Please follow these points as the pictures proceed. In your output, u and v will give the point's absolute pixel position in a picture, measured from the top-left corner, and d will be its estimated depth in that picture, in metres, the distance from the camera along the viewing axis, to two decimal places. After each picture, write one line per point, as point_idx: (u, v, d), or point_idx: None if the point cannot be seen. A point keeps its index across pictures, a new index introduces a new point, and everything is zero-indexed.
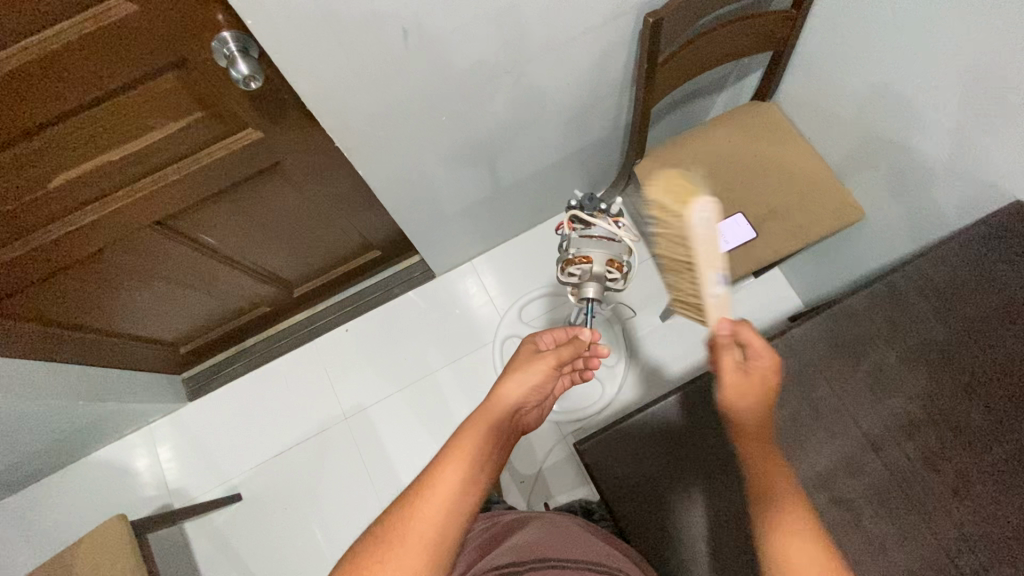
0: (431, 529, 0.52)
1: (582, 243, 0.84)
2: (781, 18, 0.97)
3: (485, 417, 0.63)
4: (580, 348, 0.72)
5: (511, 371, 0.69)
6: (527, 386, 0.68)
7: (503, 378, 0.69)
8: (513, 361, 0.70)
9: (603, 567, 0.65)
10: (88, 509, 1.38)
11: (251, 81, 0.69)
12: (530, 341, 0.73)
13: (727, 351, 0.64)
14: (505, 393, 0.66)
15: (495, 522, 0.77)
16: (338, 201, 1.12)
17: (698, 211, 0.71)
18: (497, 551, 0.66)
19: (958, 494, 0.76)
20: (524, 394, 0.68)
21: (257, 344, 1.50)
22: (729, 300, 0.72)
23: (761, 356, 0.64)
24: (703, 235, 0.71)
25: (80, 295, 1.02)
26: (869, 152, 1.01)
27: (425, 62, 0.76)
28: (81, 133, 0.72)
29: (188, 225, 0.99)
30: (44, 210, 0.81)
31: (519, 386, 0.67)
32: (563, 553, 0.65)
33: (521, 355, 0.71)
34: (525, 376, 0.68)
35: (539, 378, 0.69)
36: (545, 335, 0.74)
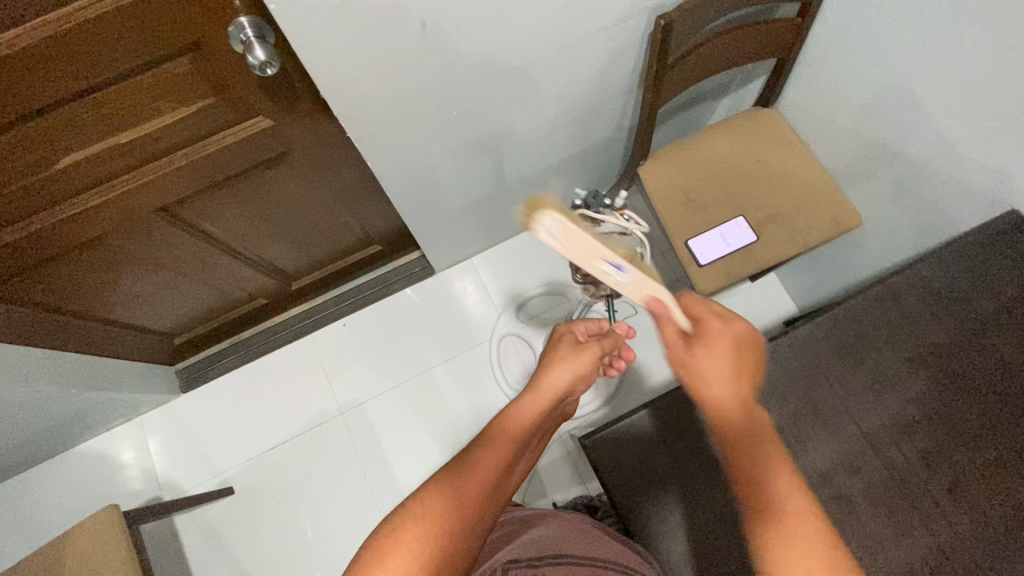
0: (464, 506, 0.52)
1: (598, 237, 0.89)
2: (787, 25, 0.99)
3: (521, 408, 0.66)
4: (619, 341, 0.77)
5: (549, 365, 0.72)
6: (570, 375, 0.71)
7: (549, 368, 0.72)
8: (554, 352, 0.74)
9: (615, 567, 0.67)
10: (74, 501, 1.36)
11: (268, 67, 0.69)
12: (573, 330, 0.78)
13: (669, 322, 0.61)
14: (549, 383, 0.69)
15: (504, 517, 0.78)
16: (342, 194, 1.12)
17: (545, 230, 0.55)
18: (510, 544, 0.67)
19: (953, 493, 0.78)
20: (566, 385, 0.70)
21: (253, 336, 1.49)
22: (644, 275, 0.58)
23: (711, 324, 0.60)
24: (566, 254, 0.56)
25: (80, 280, 1.01)
26: (870, 159, 1.03)
27: (441, 56, 0.77)
28: (91, 115, 0.72)
29: (194, 211, 0.98)
30: (47, 193, 0.80)
31: (561, 377, 0.71)
32: (576, 550, 0.67)
33: (561, 349, 0.75)
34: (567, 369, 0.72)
35: (579, 374, 0.72)
36: (582, 324, 0.78)
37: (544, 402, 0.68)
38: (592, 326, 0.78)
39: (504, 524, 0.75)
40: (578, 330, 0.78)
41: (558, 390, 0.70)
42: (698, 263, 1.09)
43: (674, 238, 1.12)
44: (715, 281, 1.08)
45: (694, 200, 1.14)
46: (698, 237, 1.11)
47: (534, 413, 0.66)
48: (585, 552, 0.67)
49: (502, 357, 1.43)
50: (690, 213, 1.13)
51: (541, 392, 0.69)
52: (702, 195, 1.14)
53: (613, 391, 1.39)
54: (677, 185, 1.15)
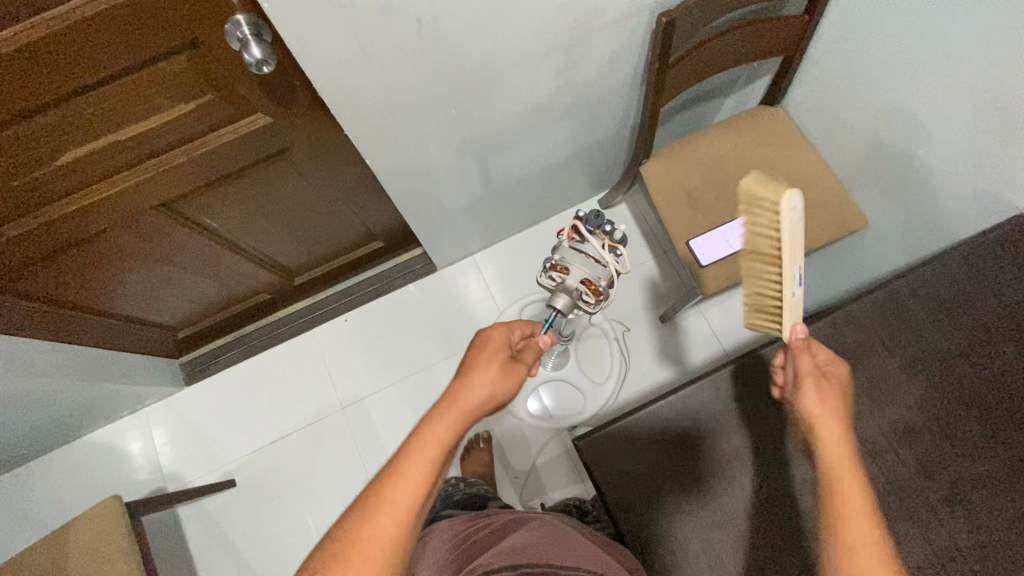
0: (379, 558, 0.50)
1: (568, 254, 0.80)
2: (793, 23, 0.97)
3: (429, 436, 0.56)
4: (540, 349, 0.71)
5: (468, 376, 0.62)
6: (490, 383, 0.62)
7: (467, 375, 0.62)
8: (472, 358, 0.64)
9: (592, 574, 0.64)
10: (81, 490, 1.38)
11: (264, 66, 0.69)
12: (496, 334, 0.67)
13: (804, 355, 0.69)
14: (465, 391, 0.60)
15: (490, 522, 0.77)
16: (343, 191, 1.12)
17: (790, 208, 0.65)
18: (489, 551, 0.65)
19: (950, 502, 0.77)
20: (485, 392, 0.62)
21: (255, 331, 1.50)
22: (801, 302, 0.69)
23: (836, 372, 0.69)
24: (794, 232, 0.66)
25: (82, 275, 1.02)
26: (876, 160, 1.01)
27: (439, 54, 0.76)
28: (90, 113, 0.72)
29: (193, 208, 0.98)
30: (50, 188, 0.81)
31: (479, 392, 0.61)
32: (555, 556, 0.64)
33: (483, 359, 0.64)
34: (487, 380, 0.62)
35: (502, 384, 0.63)
36: (517, 329, 0.70)
37: (457, 426, 0.58)
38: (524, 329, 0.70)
39: (485, 531, 0.74)
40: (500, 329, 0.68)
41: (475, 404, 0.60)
42: (700, 264, 1.08)
43: (675, 239, 1.12)
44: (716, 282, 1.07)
45: (695, 199, 1.13)
46: (700, 237, 1.09)
47: (445, 441, 0.56)
48: (562, 559, 0.64)
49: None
50: (692, 213, 1.12)
51: (455, 412, 0.58)
52: (703, 195, 1.13)
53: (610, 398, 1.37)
54: (679, 184, 1.14)
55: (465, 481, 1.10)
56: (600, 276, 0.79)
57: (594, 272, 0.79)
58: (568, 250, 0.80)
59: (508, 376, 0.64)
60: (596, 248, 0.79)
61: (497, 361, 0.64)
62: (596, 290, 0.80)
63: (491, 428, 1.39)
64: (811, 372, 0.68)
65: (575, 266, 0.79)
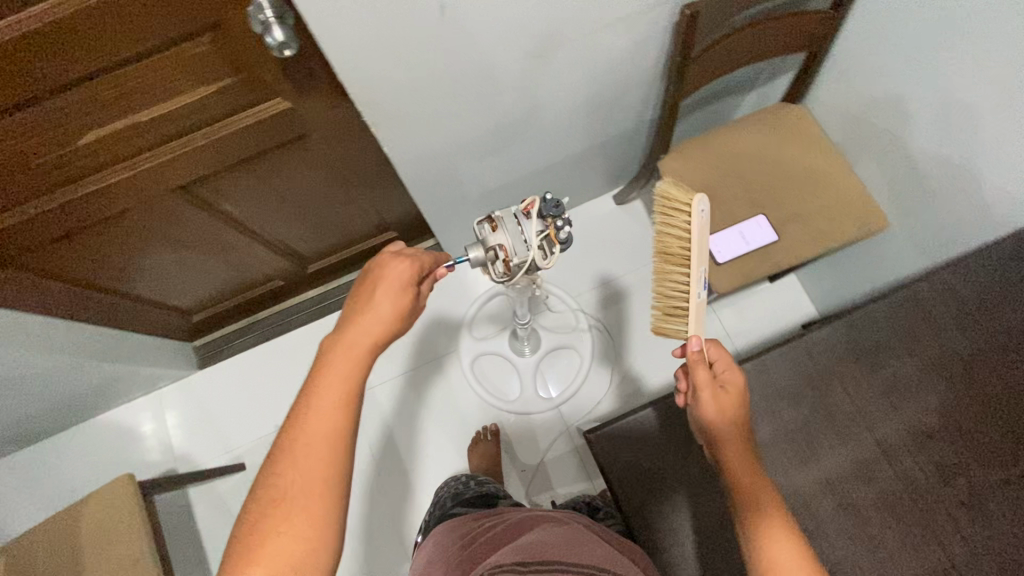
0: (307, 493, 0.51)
1: (507, 219, 0.70)
2: (820, 18, 0.95)
3: (332, 369, 0.56)
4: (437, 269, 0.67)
5: (361, 312, 0.60)
6: (386, 311, 0.60)
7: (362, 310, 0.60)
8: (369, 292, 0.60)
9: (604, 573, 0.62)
10: (95, 468, 1.41)
11: (285, 49, 0.68)
12: (382, 267, 0.62)
13: (701, 367, 0.70)
14: (363, 324, 0.58)
15: (500, 518, 0.77)
16: (359, 179, 1.13)
17: (700, 209, 0.76)
18: (498, 549, 0.66)
19: (968, 508, 0.75)
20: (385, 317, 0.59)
21: (269, 317, 1.51)
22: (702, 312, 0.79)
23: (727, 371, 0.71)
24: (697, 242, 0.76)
25: (101, 255, 1.03)
26: (901, 159, 0.99)
27: (460, 41, 0.76)
28: (113, 92, 0.72)
29: (211, 191, 0.99)
30: (71, 167, 0.82)
31: (377, 324, 0.59)
32: (561, 554, 0.63)
33: (374, 293, 0.60)
34: (384, 309, 0.60)
35: (401, 314, 0.61)
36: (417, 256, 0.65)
37: (360, 358, 0.57)
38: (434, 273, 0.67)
39: (496, 526, 0.74)
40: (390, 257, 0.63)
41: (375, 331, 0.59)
42: (717, 262, 1.06)
43: None
44: (732, 280, 1.06)
45: (714, 196, 1.11)
46: (717, 234, 1.08)
47: (349, 371, 0.56)
48: (569, 559, 0.62)
49: (474, 366, 1.41)
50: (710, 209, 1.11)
51: (357, 347, 0.57)
52: (722, 192, 1.11)
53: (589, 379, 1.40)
54: (697, 179, 1.13)
55: (475, 479, 1.08)
56: (518, 254, 0.69)
57: (510, 248, 0.69)
58: (507, 216, 0.70)
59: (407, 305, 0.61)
60: (530, 229, 0.69)
61: (389, 292, 0.61)
62: (507, 266, 0.70)
63: (499, 420, 1.39)
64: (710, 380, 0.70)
65: (502, 231, 0.70)
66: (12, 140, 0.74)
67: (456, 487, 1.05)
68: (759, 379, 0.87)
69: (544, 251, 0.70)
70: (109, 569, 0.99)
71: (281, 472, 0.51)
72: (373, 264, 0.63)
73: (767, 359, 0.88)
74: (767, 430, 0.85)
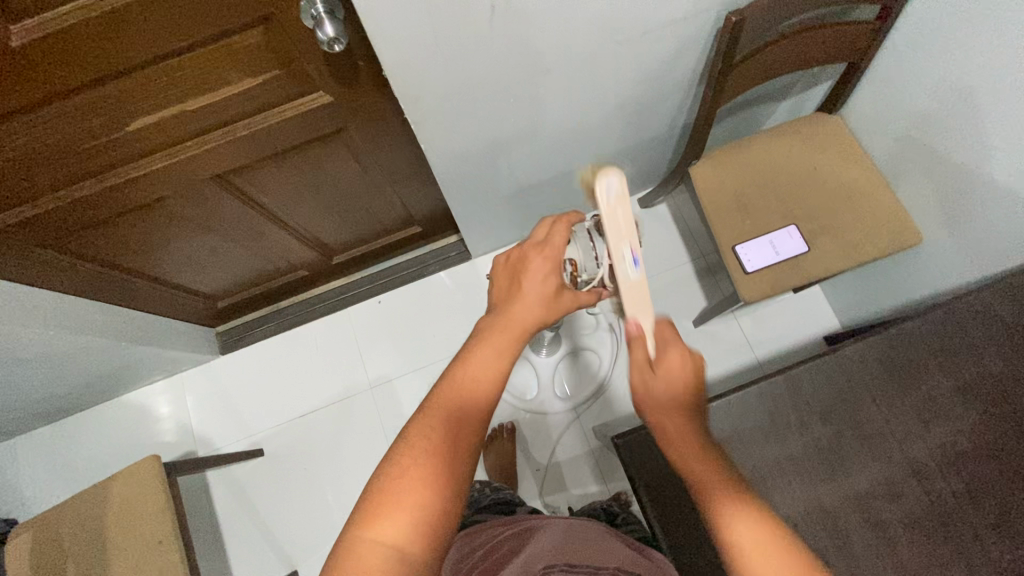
0: (449, 439, 0.54)
1: (580, 234, 0.71)
2: (864, 29, 0.94)
3: (489, 342, 0.60)
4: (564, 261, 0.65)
5: (516, 296, 0.63)
6: (542, 295, 0.63)
7: (521, 289, 0.64)
8: (530, 275, 0.64)
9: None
10: (116, 447, 1.43)
11: (335, 44, 0.68)
12: (539, 252, 0.65)
13: (640, 345, 0.58)
14: (525, 300, 0.63)
15: (522, 524, 0.76)
16: (390, 174, 1.14)
17: (606, 184, 0.54)
18: (516, 559, 0.64)
19: (998, 528, 0.76)
20: (541, 303, 0.63)
21: (290, 306, 1.52)
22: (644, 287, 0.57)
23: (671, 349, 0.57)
24: (608, 215, 0.55)
25: (135, 240, 1.05)
26: (940, 175, 0.98)
27: (505, 41, 0.76)
28: (163, 81, 0.73)
29: (248, 180, 1.00)
30: (115, 153, 0.83)
31: (531, 309, 0.63)
32: (582, 561, 0.62)
33: (529, 277, 0.64)
34: (537, 295, 0.63)
35: (550, 304, 0.64)
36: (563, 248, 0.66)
37: (513, 340, 0.61)
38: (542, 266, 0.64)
39: (513, 534, 0.73)
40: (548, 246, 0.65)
41: (531, 313, 0.62)
42: (744, 270, 1.06)
43: (722, 243, 1.10)
44: (760, 289, 1.06)
45: (744, 204, 1.11)
46: (747, 242, 1.08)
47: (503, 348, 0.60)
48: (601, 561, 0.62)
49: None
50: (740, 217, 1.10)
51: (510, 328, 0.61)
52: (753, 199, 1.11)
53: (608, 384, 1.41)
54: (729, 187, 1.12)
55: (491, 486, 1.08)
56: (587, 270, 0.70)
57: (580, 262, 0.70)
58: (580, 230, 0.71)
59: (556, 297, 0.64)
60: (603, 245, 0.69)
61: (543, 279, 0.64)
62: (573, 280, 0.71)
63: (516, 419, 1.40)
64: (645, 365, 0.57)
65: (574, 246, 0.70)
66: (63, 125, 0.75)
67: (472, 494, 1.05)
68: (791, 390, 0.88)
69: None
70: (135, 548, 1.01)
71: (433, 426, 0.54)
72: (528, 250, 0.66)
73: (798, 373, 0.88)
74: (798, 444, 0.85)
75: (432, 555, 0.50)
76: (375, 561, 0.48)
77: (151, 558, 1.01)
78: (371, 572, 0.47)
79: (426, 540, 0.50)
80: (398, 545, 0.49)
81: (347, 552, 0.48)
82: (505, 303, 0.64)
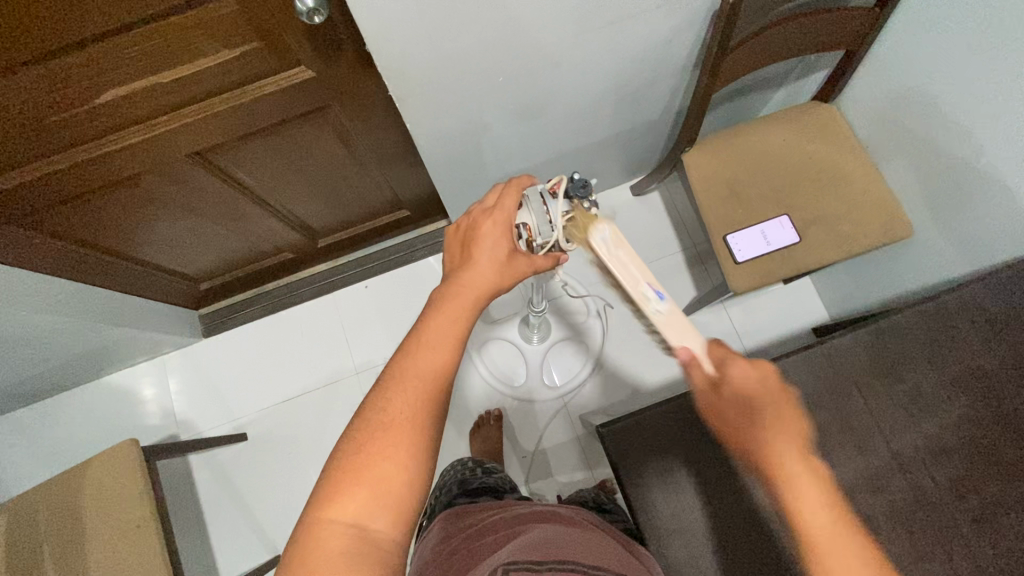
0: (404, 416, 0.53)
1: (533, 197, 0.65)
2: (862, 16, 0.92)
3: (441, 311, 0.58)
4: (509, 221, 0.63)
5: (468, 263, 0.62)
6: (493, 262, 0.61)
7: (472, 257, 0.62)
8: (478, 241, 0.62)
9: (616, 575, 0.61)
10: (96, 430, 1.41)
11: (315, 15, 0.66)
12: (487, 218, 0.63)
13: (696, 368, 0.61)
14: (475, 266, 0.61)
15: (505, 509, 0.75)
16: (376, 155, 1.11)
17: (600, 235, 0.63)
18: (502, 545, 0.62)
19: (978, 523, 0.76)
20: (491, 271, 0.61)
21: (275, 289, 1.50)
22: None
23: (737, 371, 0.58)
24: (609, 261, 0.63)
25: (112, 218, 1.02)
26: (935, 166, 0.97)
27: (492, 17, 0.73)
28: (135, 51, 0.70)
29: (228, 158, 0.97)
30: (87, 127, 0.80)
31: (484, 276, 0.61)
32: (575, 556, 0.60)
33: (480, 246, 0.62)
34: (488, 261, 0.61)
35: (504, 269, 0.62)
36: (510, 213, 0.63)
37: (469, 307, 0.59)
38: (489, 230, 0.63)
39: (495, 519, 0.71)
40: (493, 211, 0.63)
41: (481, 281, 0.60)
42: (735, 260, 1.05)
43: (712, 231, 1.09)
44: (750, 280, 1.05)
45: (737, 193, 1.10)
46: (738, 232, 1.07)
47: (457, 315, 0.58)
48: (585, 558, 0.61)
49: (481, 353, 1.40)
50: (732, 207, 1.09)
51: (465, 296, 0.59)
52: (746, 188, 1.10)
53: (595, 372, 1.40)
54: (722, 175, 1.11)
55: (482, 466, 1.06)
56: (542, 234, 0.65)
57: (535, 227, 0.65)
58: (534, 194, 0.65)
59: (509, 261, 0.62)
60: (558, 210, 0.64)
61: (493, 245, 0.62)
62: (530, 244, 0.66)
63: (503, 406, 1.39)
64: (707, 386, 0.60)
65: (527, 210, 0.65)
66: (28, 95, 0.71)
67: (462, 475, 1.03)
68: None
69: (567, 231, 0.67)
70: (112, 533, 1.00)
71: (389, 400, 0.54)
72: (477, 217, 0.64)
73: (784, 365, 0.88)
74: None
75: (395, 532, 0.50)
76: (338, 539, 0.48)
77: (129, 543, 0.99)
78: (335, 552, 0.48)
79: (388, 516, 0.50)
80: (360, 522, 0.49)
81: (311, 533, 0.49)
82: (456, 271, 0.62)
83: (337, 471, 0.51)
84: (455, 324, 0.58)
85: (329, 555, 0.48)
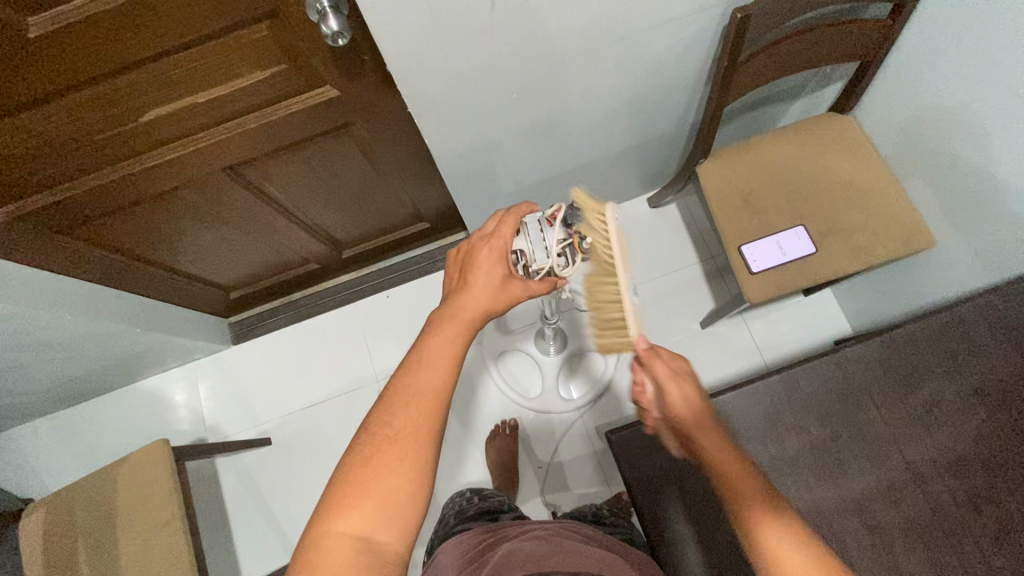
0: (405, 434, 0.55)
1: (532, 224, 0.69)
2: (874, 27, 0.93)
3: (439, 332, 0.60)
4: (501, 246, 0.66)
5: (464, 287, 0.64)
6: (485, 287, 0.63)
7: (467, 283, 0.64)
8: (472, 268, 0.65)
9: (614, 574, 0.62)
10: (130, 433, 1.47)
11: (339, 38, 0.70)
12: (485, 244, 0.66)
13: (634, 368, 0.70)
14: (470, 291, 0.63)
15: (511, 528, 0.78)
16: (398, 170, 1.15)
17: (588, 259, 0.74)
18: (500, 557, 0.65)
19: (998, 539, 0.75)
20: (484, 296, 0.63)
21: (301, 299, 1.55)
22: None
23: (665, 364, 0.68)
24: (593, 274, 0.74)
25: (149, 230, 1.08)
26: (952, 177, 0.96)
27: (505, 35, 0.76)
28: (175, 74, 0.76)
29: (258, 173, 1.03)
30: (130, 143, 0.86)
31: (477, 299, 0.62)
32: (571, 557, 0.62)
33: (476, 270, 0.65)
34: (483, 286, 0.63)
35: (497, 293, 0.64)
36: (504, 241, 0.66)
37: (463, 329, 0.61)
38: (485, 258, 0.65)
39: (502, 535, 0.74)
40: (489, 239, 0.66)
41: (476, 305, 0.62)
42: (750, 270, 1.05)
43: (726, 242, 1.09)
44: (766, 291, 1.04)
45: (752, 204, 1.10)
46: (753, 243, 1.07)
47: (454, 336, 0.60)
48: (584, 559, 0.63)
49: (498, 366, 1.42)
50: (747, 219, 1.09)
51: (458, 318, 0.61)
52: (760, 198, 1.10)
53: (610, 387, 1.40)
54: (735, 186, 1.11)
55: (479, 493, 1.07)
56: (537, 261, 0.68)
57: (530, 254, 0.68)
58: (532, 222, 0.68)
59: (502, 287, 0.64)
60: (553, 237, 0.67)
61: (488, 271, 0.64)
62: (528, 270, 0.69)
63: (518, 416, 1.40)
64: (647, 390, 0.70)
65: (523, 237, 0.68)
66: (78, 115, 0.78)
67: (459, 504, 1.04)
68: (788, 394, 0.88)
69: (566, 257, 0.69)
70: (144, 528, 1.04)
71: (392, 416, 0.56)
72: (475, 243, 0.67)
73: (795, 375, 0.89)
74: (793, 442, 0.86)
75: (399, 542, 0.53)
76: (344, 551, 0.51)
77: (158, 538, 1.04)
78: (340, 561, 0.50)
79: (391, 527, 0.53)
80: (366, 534, 0.52)
81: (317, 542, 0.52)
82: (452, 296, 0.64)
83: (344, 485, 0.54)
84: (451, 347, 0.59)
85: (335, 564, 0.50)
